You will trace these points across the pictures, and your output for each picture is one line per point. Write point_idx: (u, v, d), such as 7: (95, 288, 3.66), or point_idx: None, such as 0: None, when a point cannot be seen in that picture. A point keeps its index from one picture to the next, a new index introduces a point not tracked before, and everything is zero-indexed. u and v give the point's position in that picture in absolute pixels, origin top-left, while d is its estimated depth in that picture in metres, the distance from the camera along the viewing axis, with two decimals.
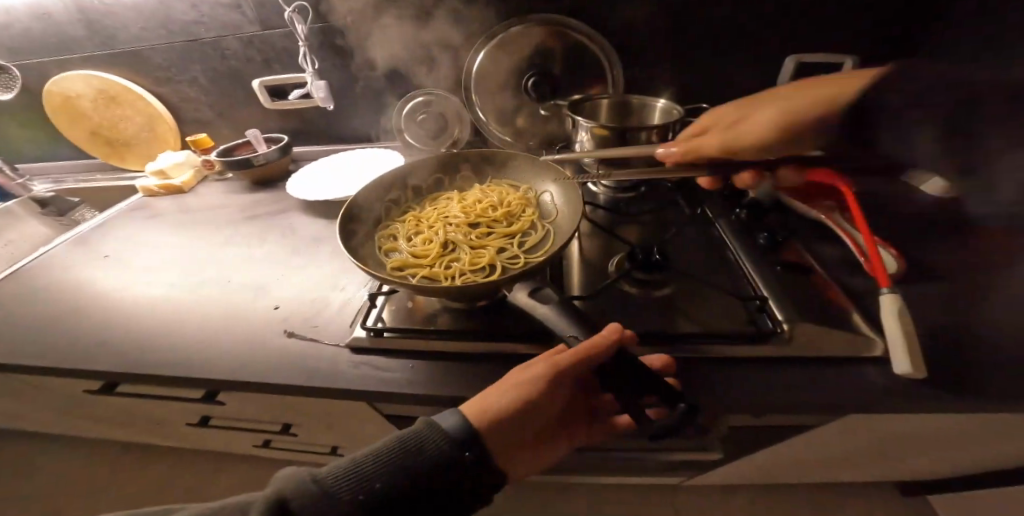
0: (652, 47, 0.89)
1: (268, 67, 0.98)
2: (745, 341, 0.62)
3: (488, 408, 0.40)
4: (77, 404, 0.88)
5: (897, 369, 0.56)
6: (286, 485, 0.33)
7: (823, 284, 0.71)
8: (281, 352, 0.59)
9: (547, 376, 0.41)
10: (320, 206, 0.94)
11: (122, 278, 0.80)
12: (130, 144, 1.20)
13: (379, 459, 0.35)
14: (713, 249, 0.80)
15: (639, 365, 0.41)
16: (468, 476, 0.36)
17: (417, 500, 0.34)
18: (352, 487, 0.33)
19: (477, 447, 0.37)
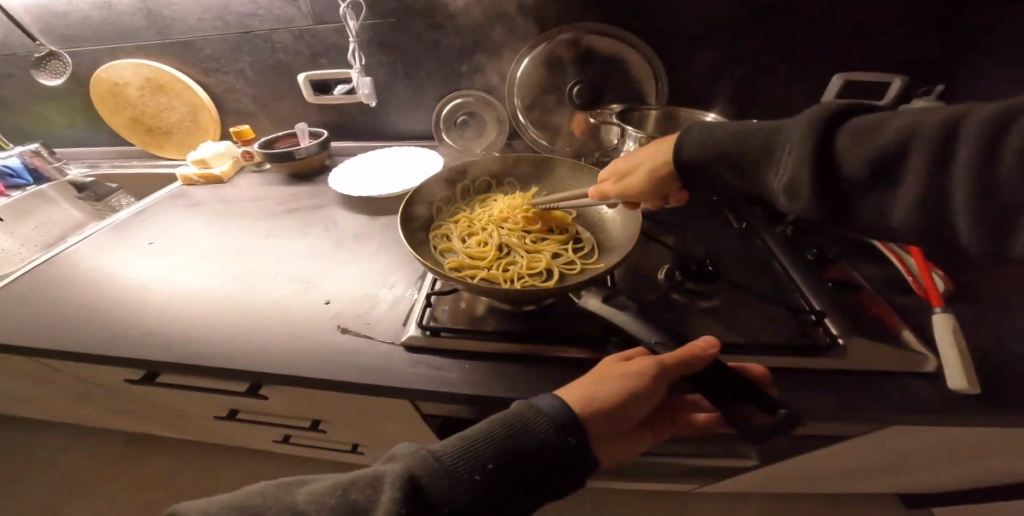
0: (705, 55, 0.87)
1: (315, 61, 0.99)
2: (798, 353, 0.61)
3: (588, 401, 0.38)
4: (95, 395, 0.82)
5: (952, 385, 0.55)
6: (409, 462, 0.33)
7: (874, 300, 0.69)
8: (336, 348, 0.59)
9: (646, 377, 0.40)
10: (359, 201, 0.93)
11: (165, 266, 0.79)
12: (171, 132, 1.22)
13: (492, 440, 0.35)
14: (760, 259, 0.78)
15: (738, 377, 0.40)
16: (571, 462, 0.35)
17: (528, 482, 0.34)
18: (468, 465, 0.33)
19: (580, 436, 0.36)
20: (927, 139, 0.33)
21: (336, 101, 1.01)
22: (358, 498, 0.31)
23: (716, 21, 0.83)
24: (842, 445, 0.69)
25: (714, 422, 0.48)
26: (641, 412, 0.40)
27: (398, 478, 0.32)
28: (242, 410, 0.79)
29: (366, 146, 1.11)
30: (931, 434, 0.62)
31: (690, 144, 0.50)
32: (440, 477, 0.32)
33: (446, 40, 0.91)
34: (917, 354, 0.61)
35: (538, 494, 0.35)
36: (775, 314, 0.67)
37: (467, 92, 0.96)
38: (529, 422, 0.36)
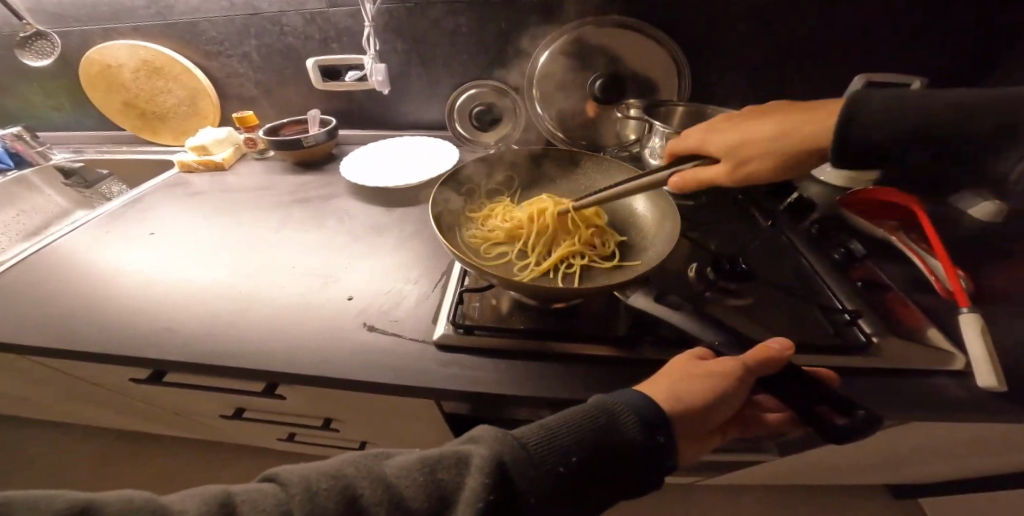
0: (732, 51, 0.85)
1: (325, 46, 0.95)
2: (835, 352, 0.60)
3: (677, 400, 0.41)
4: (93, 394, 0.79)
5: (980, 383, 0.55)
6: (495, 449, 0.36)
7: (901, 300, 0.69)
8: (363, 346, 0.56)
9: (731, 378, 0.42)
10: (370, 192, 0.90)
11: (170, 259, 0.75)
12: (166, 118, 1.16)
13: (576, 433, 0.38)
14: (786, 258, 0.77)
15: (817, 380, 0.42)
16: (653, 459, 0.39)
17: (613, 473, 0.38)
18: (553, 458, 0.36)
19: (668, 432, 0.40)
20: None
21: (347, 87, 0.98)
22: (446, 478, 0.34)
23: (745, 16, 0.80)
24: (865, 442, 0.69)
25: (785, 421, 0.49)
26: (726, 409, 0.43)
27: (486, 462, 0.35)
28: (248, 408, 0.74)
29: (376, 135, 1.07)
30: (961, 431, 0.61)
31: (880, 115, 0.46)
32: (527, 463, 0.35)
33: (467, 28, 0.87)
34: (943, 352, 0.60)
35: (620, 486, 0.38)
36: (807, 313, 0.66)
37: (483, 82, 0.92)
38: (616, 416, 0.40)
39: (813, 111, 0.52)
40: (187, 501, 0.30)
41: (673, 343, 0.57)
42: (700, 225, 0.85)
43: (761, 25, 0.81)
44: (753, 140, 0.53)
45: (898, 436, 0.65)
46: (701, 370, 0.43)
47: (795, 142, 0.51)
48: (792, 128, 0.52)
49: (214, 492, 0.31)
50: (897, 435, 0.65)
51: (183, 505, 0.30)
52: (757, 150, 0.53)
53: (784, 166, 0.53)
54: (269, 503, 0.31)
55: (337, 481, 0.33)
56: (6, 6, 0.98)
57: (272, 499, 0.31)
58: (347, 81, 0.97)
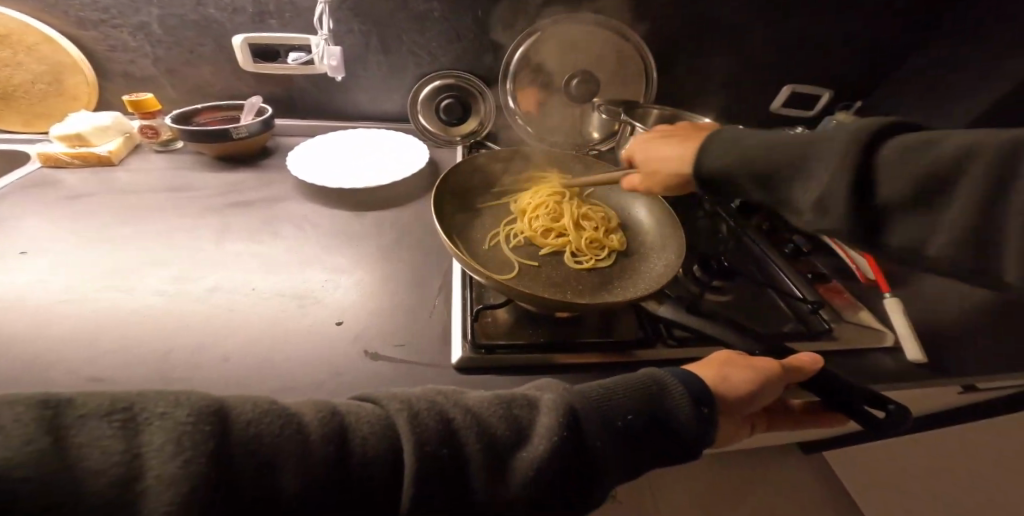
0: (695, 57, 0.90)
1: (260, 22, 0.82)
2: (801, 339, 0.60)
3: (723, 382, 0.42)
4: None
5: (909, 358, 0.60)
6: (569, 396, 0.36)
7: (835, 288, 0.72)
8: (368, 377, 0.48)
9: (768, 368, 0.44)
10: (327, 192, 0.79)
11: (69, 279, 0.59)
12: (14, 100, 0.89)
13: (630, 387, 0.38)
14: (746, 253, 0.78)
15: (841, 380, 0.47)
16: (699, 433, 0.37)
17: (658, 443, 0.36)
18: (612, 410, 0.36)
19: (711, 405, 0.38)
20: (987, 160, 0.31)
21: (286, 71, 0.84)
22: (522, 414, 0.34)
23: (707, 25, 0.86)
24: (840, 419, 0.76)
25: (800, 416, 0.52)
26: (762, 401, 0.44)
27: (557, 404, 0.35)
28: None
29: (315, 126, 0.93)
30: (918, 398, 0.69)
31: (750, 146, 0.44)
32: (594, 413, 0.35)
33: (431, 13, 0.80)
34: (875, 330, 0.64)
35: (665, 456, 0.37)
36: (771, 304, 0.66)
37: (447, 73, 0.86)
38: (666, 387, 0.38)
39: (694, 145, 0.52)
40: (301, 406, 0.31)
41: (683, 340, 0.58)
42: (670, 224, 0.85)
43: (718, 34, 0.87)
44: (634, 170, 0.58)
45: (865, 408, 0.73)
46: (743, 360, 0.45)
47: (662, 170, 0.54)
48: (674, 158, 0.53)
49: (320, 403, 0.32)
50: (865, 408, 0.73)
51: (300, 408, 0.31)
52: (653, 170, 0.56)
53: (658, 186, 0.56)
54: (370, 416, 0.32)
55: (429, 406, 0.33)
56: None
57: (374, 412, 0.32)
58: (287, 64, 0.84)
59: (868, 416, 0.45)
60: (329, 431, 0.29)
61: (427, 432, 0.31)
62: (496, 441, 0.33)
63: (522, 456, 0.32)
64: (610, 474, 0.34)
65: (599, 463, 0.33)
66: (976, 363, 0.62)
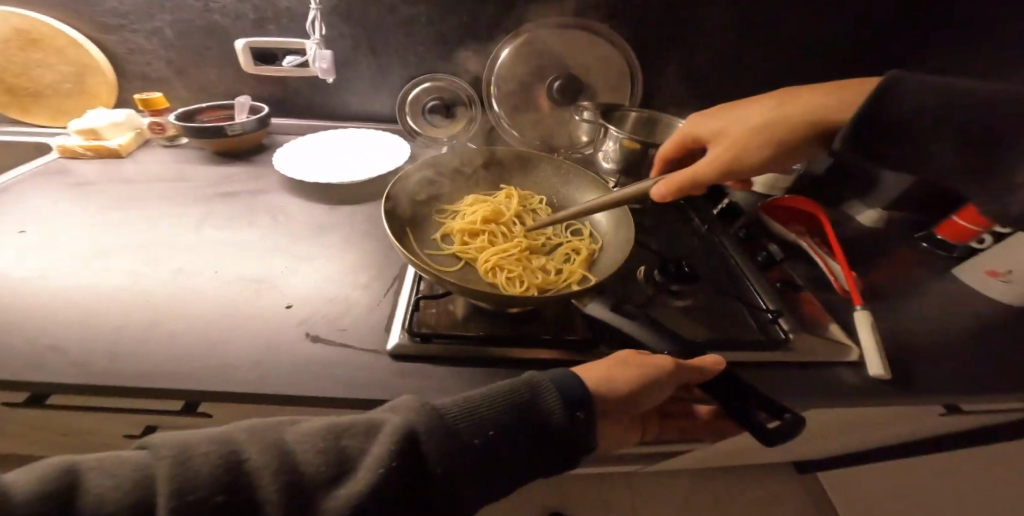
0: (681, 66, 0.90)
1: (259, 27, 0.87)
2: (758, 346, 0.59)
3: (609, 383, 0.40)
4: None
5: (871, 372, 0.57)
6: (413, 416, 0.32)
7: (808, 300, 0.71)
8: (305, 358, 0.50)
9: (664, 368, 0.42)
10: (310, 186, 0.82)
11: (52, 258, 0.63)
12: (43, 97, 0.98)
13: (497, 399, 0.36)
14: (720, 260, 0.76)
15: (741, 385, 0.44)
16: (570, 439, 0.36)
17: (525, 455, 0.34)
18: (469, 426, 0.33)
19: (587, 410, 0.37)
20: None
21: (281, 73, 0.89)
22: (349, 445, 0.31)
23: (691, 34, 0.86)
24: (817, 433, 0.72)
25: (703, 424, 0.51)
26: (651, 400, 0.42)
27: (395, 427, 0.31)
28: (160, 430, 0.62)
29: (309, 124, 0.97)
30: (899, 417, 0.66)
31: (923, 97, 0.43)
32: (441, 433, 0.32)
33: (419, 20, 0.83)
34: (840, 346, 0.62)
35: (546, 462, 0.35)
36: (735, 311, 0.65)
37: (435, 76, 0.88)
38: (540, 392, 0.37)
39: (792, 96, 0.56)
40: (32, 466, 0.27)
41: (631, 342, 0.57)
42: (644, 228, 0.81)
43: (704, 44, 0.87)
44: (735, 126, 0.58)
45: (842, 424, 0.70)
46: (636, 359, 0.42)
47: (788, 123, 0.55)
48: (787, 118, 0.55)
49: (68, 459, 0.28)
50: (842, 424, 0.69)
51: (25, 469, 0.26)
52: (764, 142, 0.56)
53: (778, 153, 0.57)
54: (125, 467, 0.27)
55: (217, 447, 0.29)
56: None
57: (136, 460, 0.28)
58: (283, 66, 0.89)
59: (762, 424, 0.41)
60: (51, 487, 0.25)
61: (198, 482, 0.27)
62: (302, 481, 0.29)
63: (337, 496, 0.29)
64: (463, 495, 0.32)
65: (442, 486, 0.31)
66: (954, 382, 0.58)
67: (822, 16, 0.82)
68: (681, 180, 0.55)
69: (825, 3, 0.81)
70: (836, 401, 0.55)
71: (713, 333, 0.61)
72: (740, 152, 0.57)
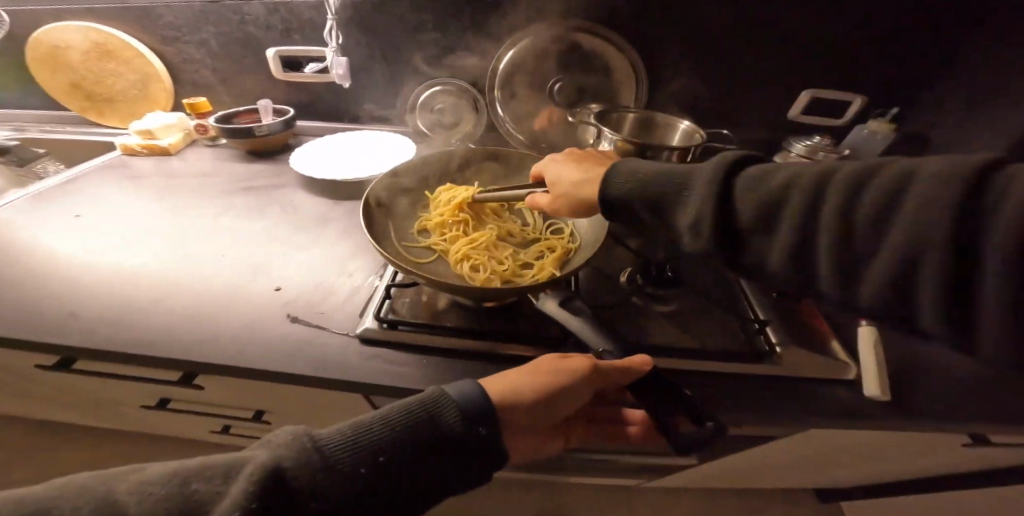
0: (691, 68, 0.87)
1: (287, 37, 0.95)
2: (736, 358, 0.56)
3: (514, 395, 0.40)
4: (17, 382, 0.77)
5: (867, 393, 0.52)
6: (280, 452, 0.31)
7: (814, 313, 0.64)
8: (283, 338, 0.55)
9: (577, 374, 0.41)
10: (321, 183, 0.88)
11: (96, 244, 0.73)
12: (115, 101, 1.12)
13: (387, 428, 0.35)
14: (715, 266, 0.72)
15: (672, 388, 0.42)
16: (472, 453, 0.36)
17: (419, 477, 0.34)
18: (350, 459, 0.32)
19: (490, 425, 0.37)
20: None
21: (305, 79, 0.96)
22: (200, 489, 0.28)
23: (702, 36, 0.83)
24: (812, 454, 0.67)
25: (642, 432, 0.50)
26: (566, 405, 0.42)
27: (257, 467, 0.29)
28: (174, 399, 0.74)
29: (335, 128, 1.05)
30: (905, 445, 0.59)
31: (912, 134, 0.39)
32: (315, 471, 0.31)
33: (427, 28, 0.88)
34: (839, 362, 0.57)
35: (444, 481, 0.35)
36: (720, 320, 0.62)
37: (443, 80, 0.92)
38: (435, 413, 0.36)
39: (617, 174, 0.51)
40: None
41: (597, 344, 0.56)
42: (639, 232, 0.79)
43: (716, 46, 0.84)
44: (560, 186, 0.55)
45: (840, 449, 0.65)
46: (548, 366, 0.42)
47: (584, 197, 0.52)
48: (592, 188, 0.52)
49: None
50: (839, 449, 0.64)
51: None
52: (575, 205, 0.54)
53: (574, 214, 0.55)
54: None
55: (14, 505, 0.25)
56: None
57: None
58: (307, 73, 0.96)
59: (679, 430, 0.39)
60: None
61: None
62: None
63: None
64: None
65: None
66: (968, 411, 0.52)
67: (821, 16, 0.77)
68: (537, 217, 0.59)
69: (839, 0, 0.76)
70: (819, 421, 0.51)
71: (691, 340, 0.58)
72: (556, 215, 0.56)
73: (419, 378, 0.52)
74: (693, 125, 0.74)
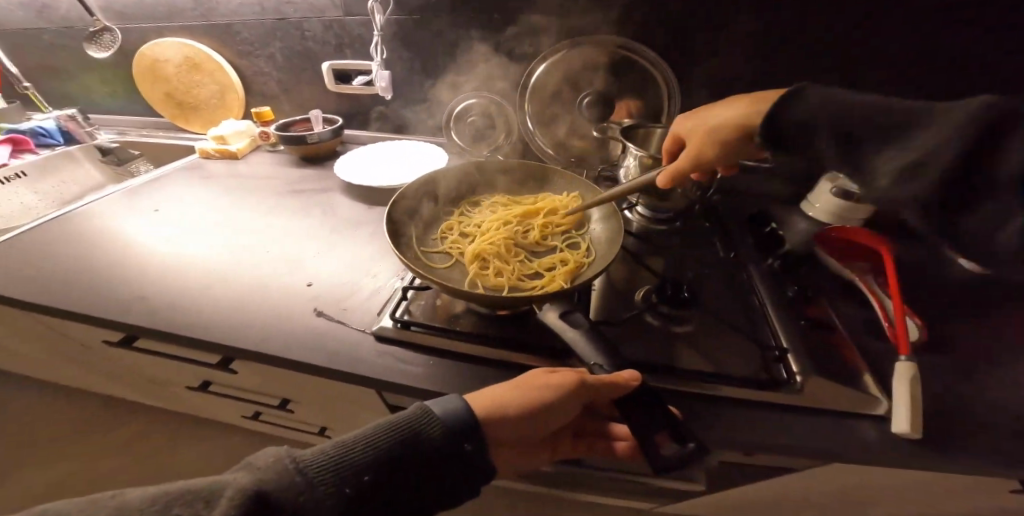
0: (730, 79, 0.85)
1: (341, 51, 1.03)
2: (750, 384, 0.53)
3: (500, 409, 0.42)
4: (96, 356, 0.89)
5: (896, 429, 0.48)
6: (262, 475, 0.33)
7: (845, 342, 0.59)
8: (309, 330, 0.60)
9: (564, 390, 0.43)
10: (361, 188, 0.94)
11: (166, 238, 0.84)
12: (198, 108, 1.27)
13: (371, 449, 0.37)
14: (739, 289, 0.69)
15: (656, 406, 0.43)
16: (455, 469, 0.39)
17: (403, 492, 0.37)
18: (334, 481, 0.34)
19: (475, 441, 0.40)
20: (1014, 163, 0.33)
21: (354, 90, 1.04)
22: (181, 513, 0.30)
23: (743, 46, 0.80)
24: (838, 495, 0.63)
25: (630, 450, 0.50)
26: (555, 419, 0.43)
27: (240, 492, 0.31)
28: (213, 382, 0.86)
29: (380, 137, 1.13)
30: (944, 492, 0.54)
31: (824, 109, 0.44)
32: (299, 496, 0.33)
33: (466, 42, 0.92)
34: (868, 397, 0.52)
35: (427, 495, 0.38)
36: (737, 344, 0.59)
37: (480, 93, 0.97)
38: (420, 433, 0.39)
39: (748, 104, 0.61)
40: None
41: None
42: (660, 250, 0.78)
43: (759, 56, 0.81)
44: (707, 124, 0.61)
45: (868, 492, 0.60)
46: (536, 381, 0.43)
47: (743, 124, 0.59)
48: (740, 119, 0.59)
49: None
50: (866, 491, 0.60)
51: None
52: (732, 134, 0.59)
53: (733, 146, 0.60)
54: None
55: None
56: (81, 6, 1.14)
57: None
58: (356, 85, 1.04)
59: (661, 450, 0.40)
60: None
61: None
62: None
63: None
64: None
65: None
66: (1018, 457, 0.46)
67: (846, 24, 0.74)
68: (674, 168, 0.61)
69: (897, 7, 0.70)
70: (835, 456, 0.48)
71: (702, 362, 0.57)
72: (700, 153, 0.61)
73: (425, 377, 0.55)
74: None
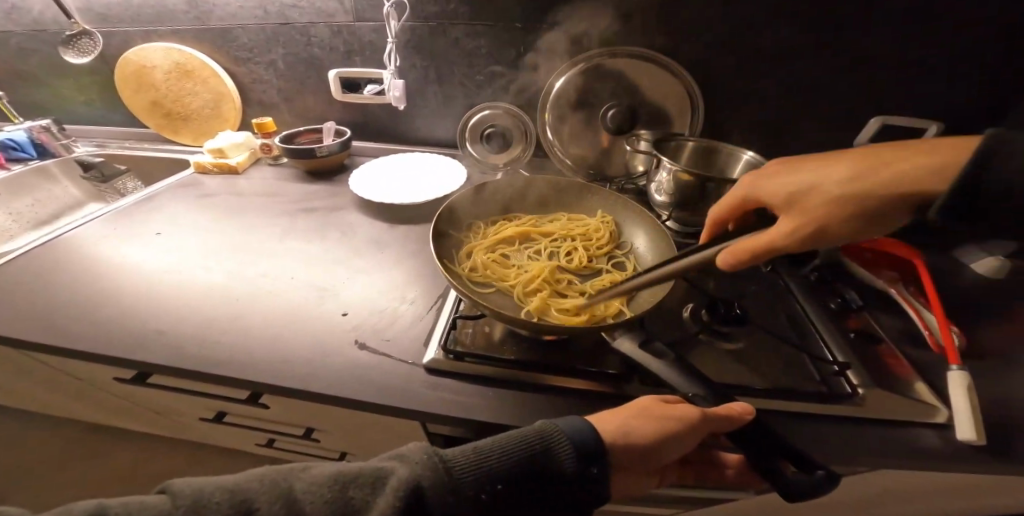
0: (752, 86, 0.85)
1: (349, 58, 0.99)
2: (821, 400, 0.53)
3: (622, 437, 0.40)
4: (96, 391, 0.83)
5: (959, 437, 0.49)
6: (416, 469, 0.33)
7: (893, 354, 0.60)
8: (352, 362, 0.57)
9: (684, 422, 0.42)
10: (378, 203, 0.91)
11: (172, 263, 0.79)
12: (190, 119, 1.20)
13: (508, 455, 0.36)
14: (780, 303, 0.69)
15: (774, 437, 0.43)
16: (583, 492, 0.36)
17: (534, 506, 0.35)
18: (475, 484, 0.34)
19: (603, 466, 0.37)
20: None
21: (364, 99, 1.00)
22: (356, 496, 0.32)
23: (767, 53, 0.81)
24: (885, 503, 0.63)
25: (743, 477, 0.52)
26: (670, 453, 0.42)
27: (403, 481, 0.32)
28: (229, 413, 0.81)
29: (388, 148, 1.10)
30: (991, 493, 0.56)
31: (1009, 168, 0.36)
32: (449, 491, 0.33)
33: (485, 49, 0.90)
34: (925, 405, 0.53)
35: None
36: (796, 359, 0.59)
37: (494, 103, 0.95)
38: (552, 446, 0.37)
39: (914, 148, 0.47)
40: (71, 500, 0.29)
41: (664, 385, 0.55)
42: None
43: (782, 62, 0.81)
44: (828, 190, 0.48)
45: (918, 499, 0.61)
46: (656, 412, 0.42)
47: (895, 182, 0.45)
48: (889, 174, 0.46)
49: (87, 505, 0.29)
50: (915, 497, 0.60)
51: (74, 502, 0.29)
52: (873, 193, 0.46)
53: (873, 219, 0.47)
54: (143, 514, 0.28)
55: (227, 495, 0.30)
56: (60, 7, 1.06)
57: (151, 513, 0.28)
58: (366, 93, 1.00)
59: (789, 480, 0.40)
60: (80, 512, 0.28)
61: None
62: None
63: None
64: None
65: None
66: None
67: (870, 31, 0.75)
68: (762, 246, 0.48)
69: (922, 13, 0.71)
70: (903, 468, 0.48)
71: (767, 380, 0.56)
72: (829, 223, 0.48)
73: (481, 411, 0.52)
74: (757, 155, 0.72)
